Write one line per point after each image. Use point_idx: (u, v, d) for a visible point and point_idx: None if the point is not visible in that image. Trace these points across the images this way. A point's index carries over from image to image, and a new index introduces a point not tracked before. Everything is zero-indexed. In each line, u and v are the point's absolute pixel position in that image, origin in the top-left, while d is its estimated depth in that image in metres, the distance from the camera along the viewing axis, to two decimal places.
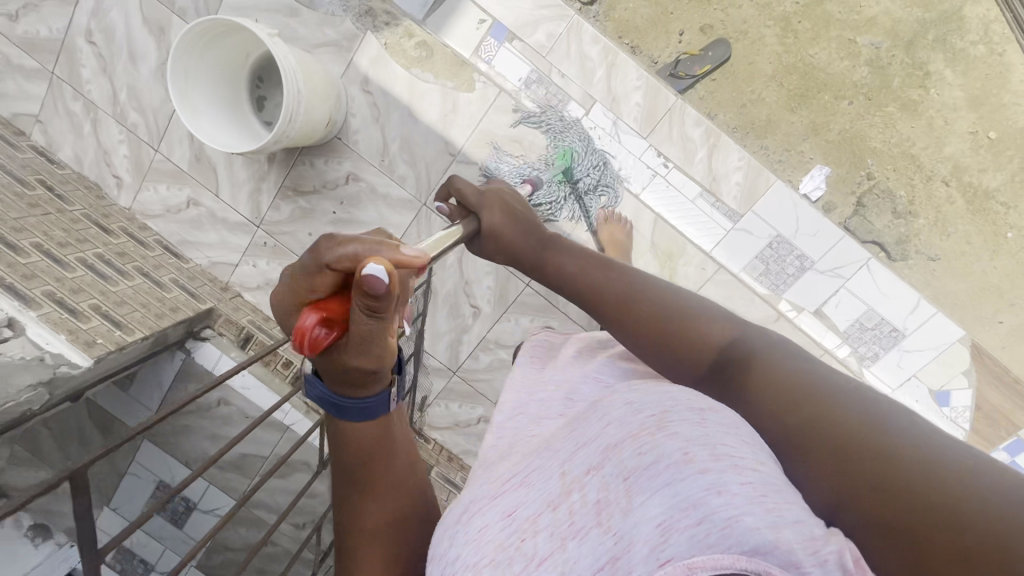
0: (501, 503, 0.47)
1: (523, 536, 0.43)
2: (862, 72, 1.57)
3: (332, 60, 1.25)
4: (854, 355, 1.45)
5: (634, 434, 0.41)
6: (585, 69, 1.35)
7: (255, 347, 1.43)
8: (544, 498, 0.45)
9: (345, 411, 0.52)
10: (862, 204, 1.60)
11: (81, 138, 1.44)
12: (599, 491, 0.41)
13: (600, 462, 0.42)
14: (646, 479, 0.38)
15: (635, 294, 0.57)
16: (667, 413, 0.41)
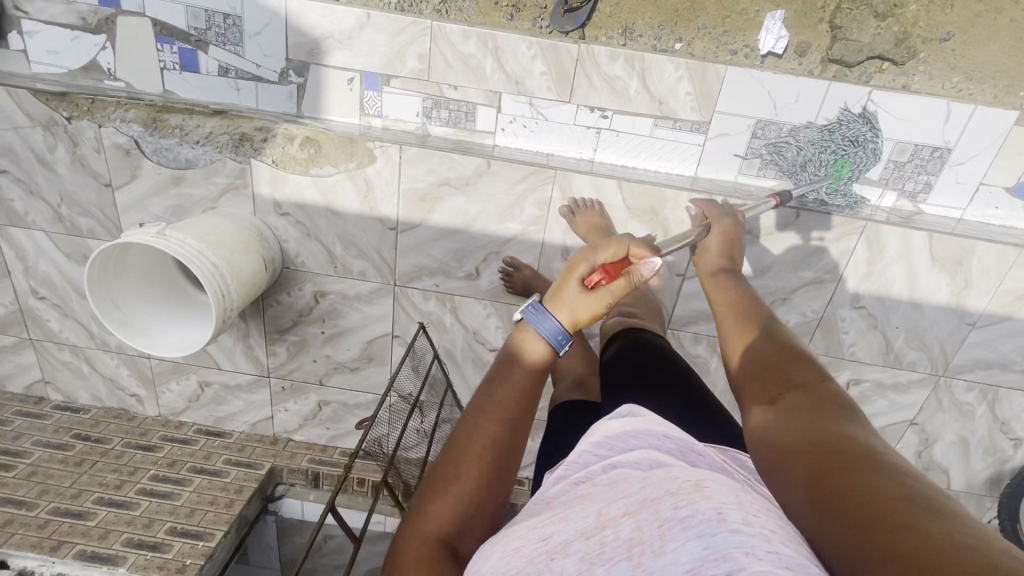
0: (539, 530, 0.47)
1: (555, 556, 0.43)
2: None
3: (243, 202, 1.22)
4: (902, 196, 1.26)
5: (671, 490, 0.40)
6: (473, 68, 1.20)
7: (327, 482, 1.46)
8: (574, 531, 0.43)
9: (533, 346, 0.72)
10: (840, 27, 1.15)
11: (86, 378, 1.49)
12: (632, 530, 0.39)
13: (637, 508, 0.41)
14: (678, 530, 0.37)
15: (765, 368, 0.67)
16: (703, 480, 0.41)
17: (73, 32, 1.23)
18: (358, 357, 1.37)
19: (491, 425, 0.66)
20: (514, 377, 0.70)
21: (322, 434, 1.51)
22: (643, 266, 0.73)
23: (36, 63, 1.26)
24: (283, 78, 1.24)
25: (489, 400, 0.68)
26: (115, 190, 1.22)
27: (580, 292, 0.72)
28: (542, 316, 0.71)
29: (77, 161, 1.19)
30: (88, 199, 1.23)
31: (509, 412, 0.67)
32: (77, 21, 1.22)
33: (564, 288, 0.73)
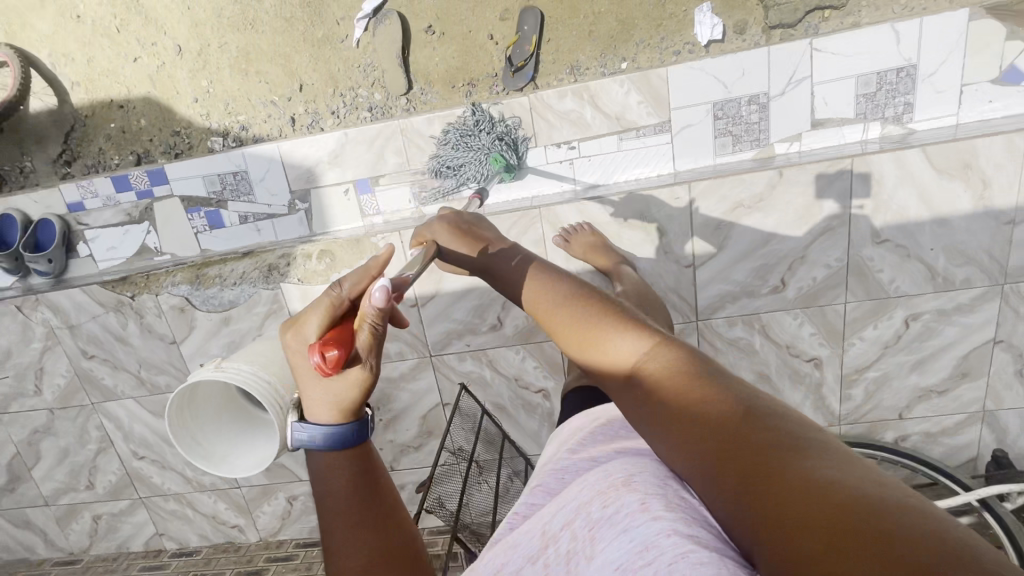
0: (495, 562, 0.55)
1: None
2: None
3: (281, 323, 1.36)
4: (887, 123, 1.24)
5: (602, 491, 0.50)
6: (445, 146, 1.34)
7: None
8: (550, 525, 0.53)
9: (344, 438, 0.57)
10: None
11: (192, 522, 1.62)
12: (573, 540, 0.48)
13: (576, 514, 0.50)
14: (607, 526, 0.46)
15: (600, 341, 0.58)
16: (630, 477, 0.50)
17: (123, 227, 1.48)
18: (417, 434, 1.43)
19: (342, 494, 0.56)
20: (335, 470, 0.57)
21: None
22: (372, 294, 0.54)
23: (101, 261, 1.51)
24: (291, 207, 1.42)
25: (324, 487, 0.57)
26: (179, 345, 1.39)
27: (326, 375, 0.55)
28: (314, 432, 0.56)
29: (145, 329, 1.39)
30: (160, 359, 1.41)
31: (350, 467, 0.57)
32: (126, 218, 1.47)
33: (308, 385, 0.57)
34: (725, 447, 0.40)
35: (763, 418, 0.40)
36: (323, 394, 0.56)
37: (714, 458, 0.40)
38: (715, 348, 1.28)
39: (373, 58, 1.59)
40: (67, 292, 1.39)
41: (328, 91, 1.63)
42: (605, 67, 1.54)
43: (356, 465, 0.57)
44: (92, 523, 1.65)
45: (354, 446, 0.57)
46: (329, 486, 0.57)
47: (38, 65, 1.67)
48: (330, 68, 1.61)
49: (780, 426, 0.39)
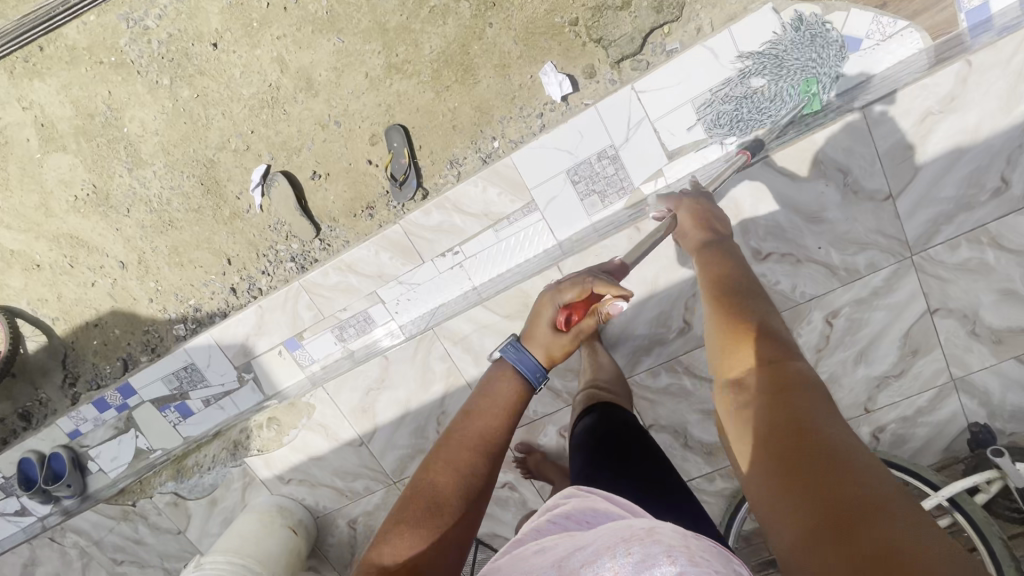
0: None
1: None
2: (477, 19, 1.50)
3: (259, 491, 1.46)
4: (741, 132, 1.20)
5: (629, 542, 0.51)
6: (346, 288, 1.43)
7: None
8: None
9: (535, 373, 0.81)
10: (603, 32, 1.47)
11: None
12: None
13: (598, 559, 0.51)
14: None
15: (738, 355, 0.64)
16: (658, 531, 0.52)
17: (116, 438, 1.65)
18: None
19: (477, 439, 0.72)
20: (499, 396, 0.78)
21: None
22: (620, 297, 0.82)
23: (109, 472, 1.69)
24: (240, 381, 1.54)
25: (496, 393, 0.79)
26: (184, 532, 1.52)
27: (555, 329, 0.84)
28: (522, 350, 0.81)
29: (153, 527, 1.53)
30: (174, 547, 1.55)
31: (501, 427, 0.74)
32: (116, 429, 1.65)
33: (538, 326, 0.85)
34: (831, 484, 0.46)
35: (873, 475, 0.46)
36: (541, 337, 0.84)
37: (810, 509, 0.46)
38: (650, 401, 1.26)
39: (278, 217, 1.72)
40: (84, 513, 1.57)
41: (252, 257, 1.76)
42: (480, 151, 1.58)
43: (496, 424, 0.74)
44: None
45: (529, 388, 0.81)
46: (479, 419, 0.75)
47: (24, 314, 1.92)
48: (247, 237, 1.75)
49: (886, 485, 0.46)
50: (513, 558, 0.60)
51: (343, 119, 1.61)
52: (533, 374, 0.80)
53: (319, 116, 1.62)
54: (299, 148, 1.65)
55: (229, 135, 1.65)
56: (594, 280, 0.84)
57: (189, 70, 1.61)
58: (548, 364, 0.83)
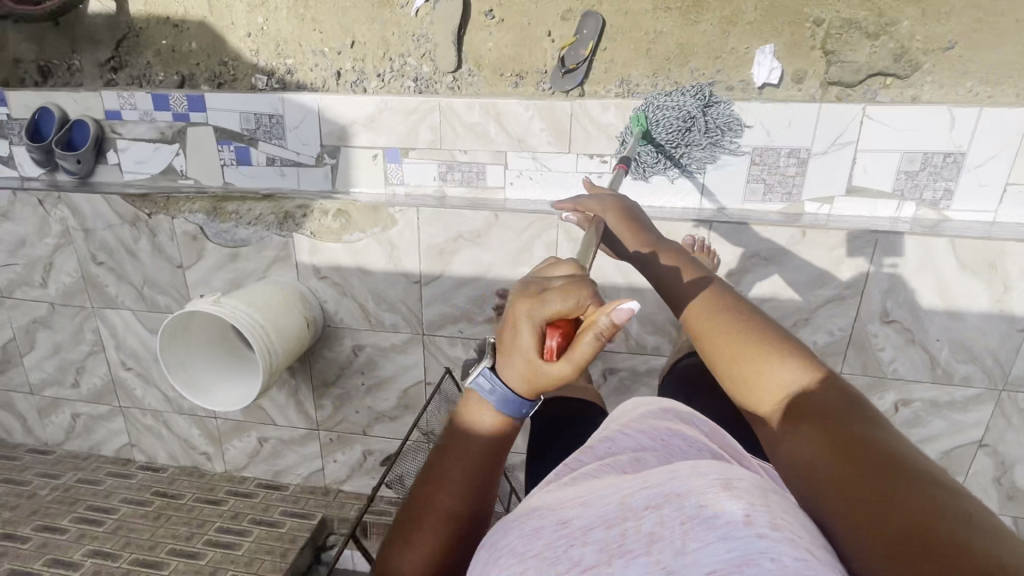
0: (546, 521, 0.43)
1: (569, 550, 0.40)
2: None
3: (286, 271, 1.38)
4: (921, 205, 1.23)
5: (691, 486, 0.37)
6: (479, 133, 1.34)
7: (375, 530, 1.50)
8: (578, 521, 0.41)
9: (511, 409, 0.68)
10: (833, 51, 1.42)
11: (165, 439, 1.66)
12: (653, 524, 0.36)
13: (662, 497, 0.37)
14: (703, 529, 0.34)
15: (745, 378, 0.57)
16: (733, 482, 0.37)
17: (154, 144, 1.50)
18: (396, 405, 1.46)
19: (448, 504, 0.69)
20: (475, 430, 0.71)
21: (368, 482, 1.57)
22: (617, 313, 0.53)
23: (127, 173, 1.54)
24: (317, 161, 1.43)
25: (467, 432, 0.71)
26: (185, 269, 1.42)
27: (530, 356, 0.61)
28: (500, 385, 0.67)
29: (156, 247, 1.41)
30: (166, 279, 1.44)
31: (458, 499, 0.69)
32: (158, 135, 1.49)
33: (512, 354, 0.63)
34: (893, 510, 0.36)
35: (953, 504, 0.35)
36: (517, 371, 0.64)
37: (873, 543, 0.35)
38: None
39: (428, 29, 1.58)
40: (88, 195, 1.42)
41: (378, 53, 1.63)
42: (656, 87, 1.52)
43: (461, 483, 0.70)
44: (71, 420, 1.70)
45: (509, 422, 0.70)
46: (443, 482, 0.70)
47: None
48: (384, 30, 1.61)
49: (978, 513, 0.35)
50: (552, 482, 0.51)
51: None
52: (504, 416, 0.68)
53: None
54: None
55: None
56: (569, 284, 0.58)
57: None
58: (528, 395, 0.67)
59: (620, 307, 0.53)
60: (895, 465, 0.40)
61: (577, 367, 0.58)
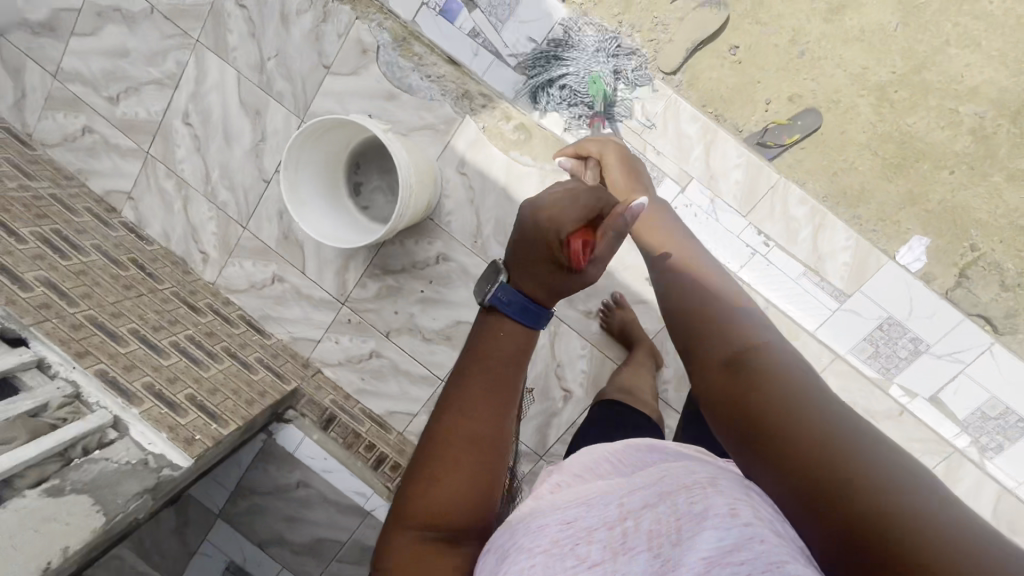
0: (561, 512, 0.51)
1: (578, 542, 0.47)
2: (965, 141, 1.48)
3: (431, 143, 1.25)
4: (976, 446, 1.32)
5: (686, 487, 0.46)
6: (683, 146, 1.31)
7: (338, 430, 1.36)
8: (593, 522, 0.48)
9: (531, 317, 0.68)
10: (966, 276, 1.54)
11: (170, 215, 1.43)
12: (651, 522, 0.45)
13: (656, 498, 0.46)
14: (696, 521, 0.42)
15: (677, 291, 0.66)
16: (720, 479, 0.46)
17: None
18: (439, 329, 1.35)
19: (473, 428, 0.63)
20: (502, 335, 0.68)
21: (355, 380, 1.44)
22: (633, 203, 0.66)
23: None
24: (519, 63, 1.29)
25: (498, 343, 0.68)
26: (328, 71, 1.25)
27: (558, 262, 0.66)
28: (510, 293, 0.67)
29: (315, 31, 1.24)
30: (300, 67, 1.26)
31: (489, 422, 0.64)
32: None
33: (530, 257, 0.68)
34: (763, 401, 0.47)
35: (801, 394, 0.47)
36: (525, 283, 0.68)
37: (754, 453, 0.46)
38: None
39: (671, 23, 1.53)
40: None
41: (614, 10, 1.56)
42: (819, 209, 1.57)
43: (482, 407, 0.65)
44: (77, 131, 1.43)
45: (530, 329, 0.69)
46: (475, 399, 0.65)
47: None
48: None
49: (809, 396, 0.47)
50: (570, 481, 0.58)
51: (807, 56, 1.50)
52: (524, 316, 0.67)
53: (800, 31, 1.49)
54: (760, 21, 1.50)
55: None
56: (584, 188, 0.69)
57: None
58: (544, 301, 0.69)
59: (631, 203, 0.66)
60: (801, 391, 0.46)
61: (601, 265, 0.67)
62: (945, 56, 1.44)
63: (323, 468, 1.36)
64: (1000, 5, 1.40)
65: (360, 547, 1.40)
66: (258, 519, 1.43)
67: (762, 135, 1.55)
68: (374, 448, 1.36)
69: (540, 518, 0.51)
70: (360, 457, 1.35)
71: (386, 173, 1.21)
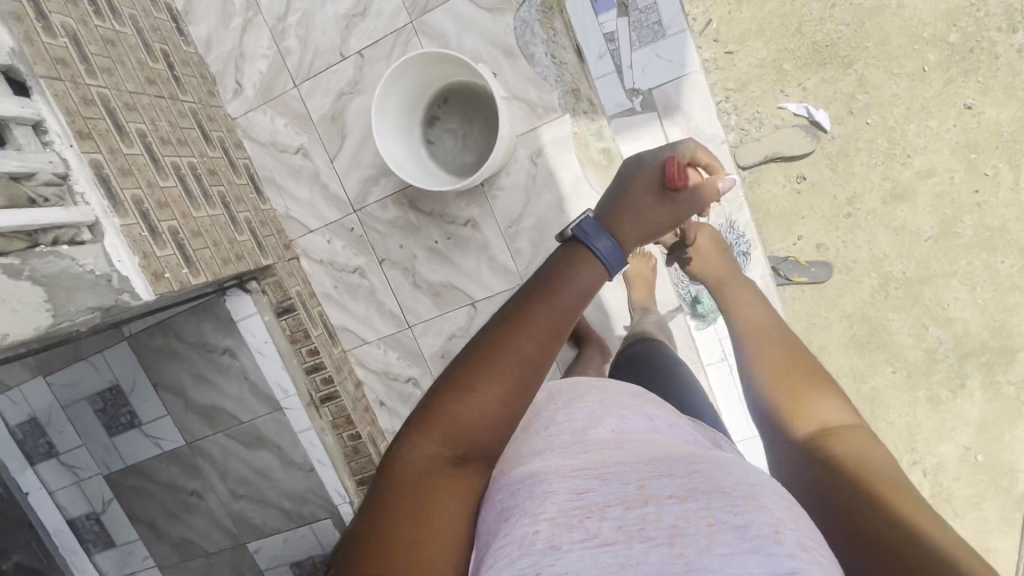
0: (565, 477, 0.42)
1: (588, 515, 0.39)
2: (918, 354, 1.68)
3: (519, 117, 1.24)
4: None
5: (727, 493, 0.38)
6: None
7: (290, 323, 1.36)
8: (603, 496, 0.40)
9: (613, 252, 0.61)
10: None
11: (223, 28, 1.31)
12: (677, 516, 0.37)
13: (685, 489, 0.39)
14: (734, 537, 0.35)
15: (802, 396, 0.61)
16: (761, 492, 0.38)
17: None
18: (432, 282, 1.37)
19: (524, 348, 0.51)
20: (578, 267, 0.58)
21: (327, 283, 1.42)
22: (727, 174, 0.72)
23: None
24: (633, 91, 1.30)
25: (575, 273, 0.58)
26: None
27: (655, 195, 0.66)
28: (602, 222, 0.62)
29: None
30: None
31: (535, 350, 0.52)
32: None
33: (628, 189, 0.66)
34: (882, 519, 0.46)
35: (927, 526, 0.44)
36: (612, 207, 0.66)
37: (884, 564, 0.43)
38: None
39: (767, 125, 1.60)
40: None
41: (726, 84, 1.60)
42: None
43: (538, 332, 0.53)
44: None
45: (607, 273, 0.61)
46: (535, 321, 0.53)
47: None
48: (750, 83, 1.59)
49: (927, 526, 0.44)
50: (567, 449, 0.48)
51: (851, 220, 1.62)
52: (613, 256, 0.61)
53: (859, 196, 1.60)
54: (834, 168, 1.60)
55: (866, 93, 1.55)
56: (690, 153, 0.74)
57: (944, 68, 1.51)
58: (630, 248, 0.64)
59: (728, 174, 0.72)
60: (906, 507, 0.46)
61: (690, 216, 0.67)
62: (945, 282, 1.61)
63: (258, 348, 1.34)
64: (1008, 268, 1.59)
65: (256, 431, 1.42)
66: (167, 362, 1.40)
67: (780, 262, 1.65)
68: (316, 355, 1.38)
69: (542, 495, 0.41)
70: (299, 356, 1.37)
71: (467, 121, 1.17)
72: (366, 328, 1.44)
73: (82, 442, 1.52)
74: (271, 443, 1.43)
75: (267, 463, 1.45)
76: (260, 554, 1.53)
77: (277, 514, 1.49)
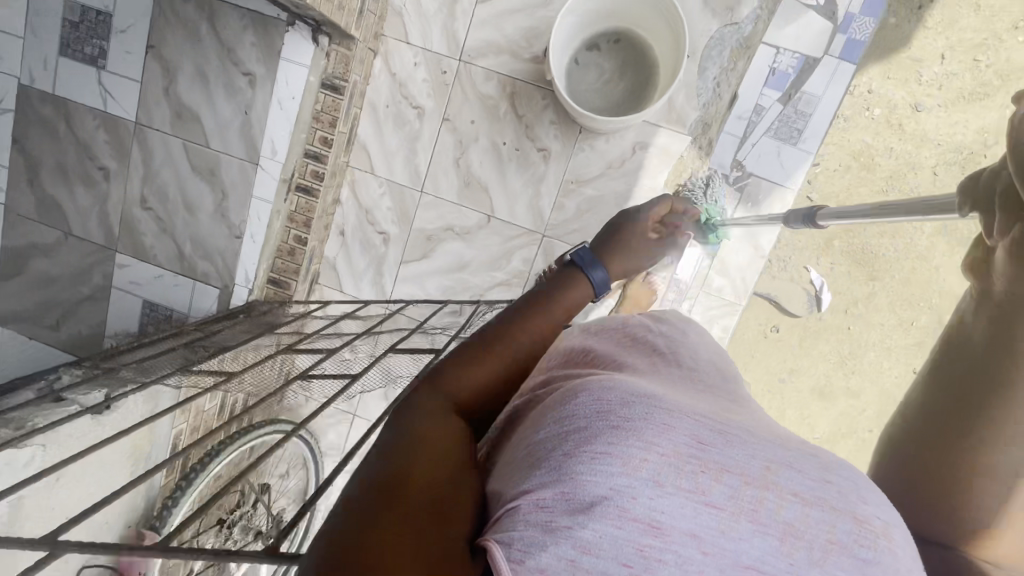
0: (687, 424, 0.33)
1: (699, 475, 0.31)
2: None
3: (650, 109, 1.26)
4: None
5: (860, 521, 0.32)
6: None
7: (327, 101, 1.26)
8: (725, 462, 0.32)
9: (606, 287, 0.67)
10: None
11: None
12: (800, 515, 0.31)
13: (815, 481, 0.33)
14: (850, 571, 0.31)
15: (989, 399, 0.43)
16: (899, 531, 0.33)
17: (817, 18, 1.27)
18: (472, 172, 1.34)
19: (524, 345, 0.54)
20: (578, 289, 0.63)
21: (383, 97, 1.34)
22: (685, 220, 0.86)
23: None
24: (739, 158, 1.32)
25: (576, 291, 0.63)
26: None
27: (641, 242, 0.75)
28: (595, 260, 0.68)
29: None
30: None
31: (534, 341, 0.55)
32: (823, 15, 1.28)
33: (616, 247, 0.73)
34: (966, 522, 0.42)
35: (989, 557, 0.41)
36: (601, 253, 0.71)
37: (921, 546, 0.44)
38: None
39: None
40: None
41: None
42: None
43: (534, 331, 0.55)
44: None
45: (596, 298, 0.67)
46: (534, 322, 0.56)
47: None
48: None
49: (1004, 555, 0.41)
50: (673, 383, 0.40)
51: None
52: (604, 284, 0.66)
53: None
54: None
55: None
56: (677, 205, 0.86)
57: None
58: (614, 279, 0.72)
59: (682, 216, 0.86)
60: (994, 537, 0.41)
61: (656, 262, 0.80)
62: None
63: (282, 96, 1.23)
64: None
65: (215, 165, 1.29)
66: (182, 36, 1.23)
67: None
68: (325, 149, 1.29)
69: (653, 425, 0.32)
70: (311, 138, 1.27)
71: (621, 75, 1.17)
72: (383, 162, 1.37)
73: (20, 36, 1.28)
74: (219, 186, 1.30)
75: (200, 200, 1.32)
76: (121, 272, 1.38)
77: (170, 250, 1.35)
